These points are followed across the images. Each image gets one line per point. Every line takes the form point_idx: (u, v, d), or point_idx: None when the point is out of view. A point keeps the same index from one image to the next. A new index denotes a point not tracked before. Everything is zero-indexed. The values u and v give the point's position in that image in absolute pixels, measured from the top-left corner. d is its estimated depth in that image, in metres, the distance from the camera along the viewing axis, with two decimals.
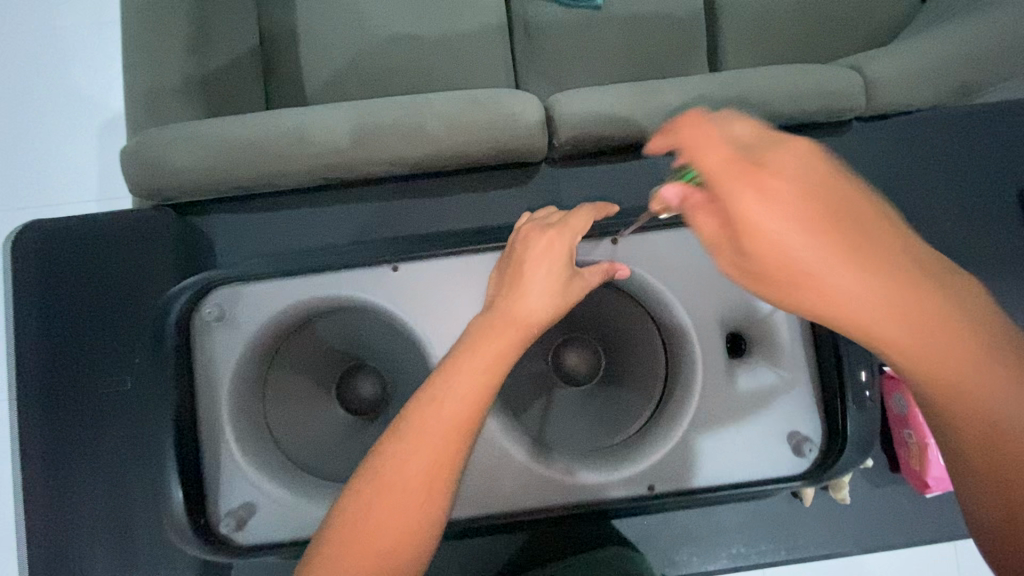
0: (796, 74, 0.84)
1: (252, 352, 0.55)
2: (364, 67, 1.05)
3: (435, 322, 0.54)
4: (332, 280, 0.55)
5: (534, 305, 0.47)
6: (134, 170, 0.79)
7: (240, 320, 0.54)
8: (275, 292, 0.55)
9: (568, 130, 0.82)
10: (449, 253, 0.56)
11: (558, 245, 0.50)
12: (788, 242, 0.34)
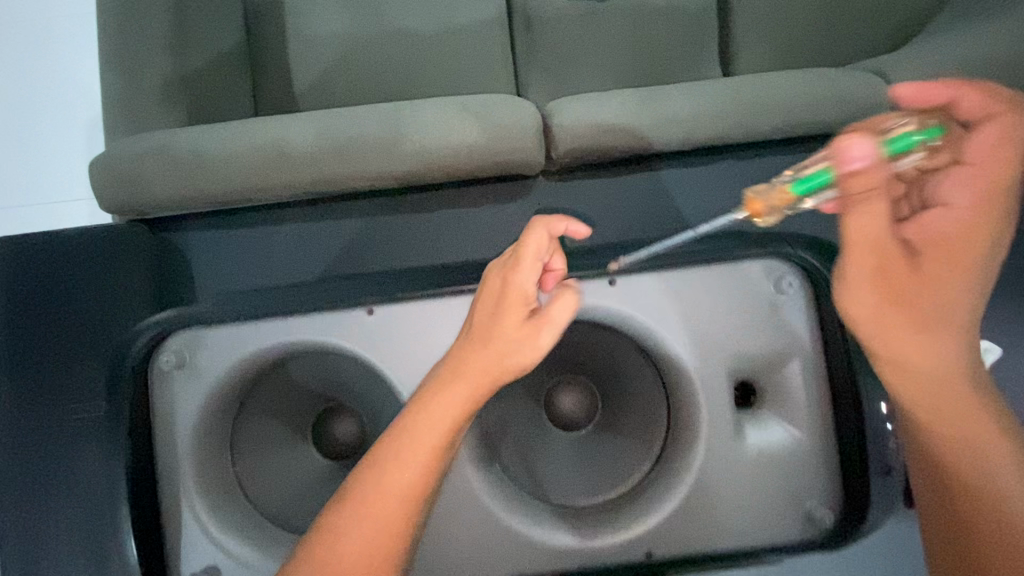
0: (816, 81, 0.77)
1: (214, 402, 0.50)
2: (354, 63, 0.99)
3: (415, 373, 0.50)
4: (302, 325, 0.50)
5: (480, 361, 0.42)
6: (106, 183, 0.74)
7: (201, 369, 0.49)
8: (239, 337, 0.50)
9: (567, 142, 0.76)
10: (432, 294, 0.51)
11: (511, 285, 0.43)
12: (962, 254, 0.42)
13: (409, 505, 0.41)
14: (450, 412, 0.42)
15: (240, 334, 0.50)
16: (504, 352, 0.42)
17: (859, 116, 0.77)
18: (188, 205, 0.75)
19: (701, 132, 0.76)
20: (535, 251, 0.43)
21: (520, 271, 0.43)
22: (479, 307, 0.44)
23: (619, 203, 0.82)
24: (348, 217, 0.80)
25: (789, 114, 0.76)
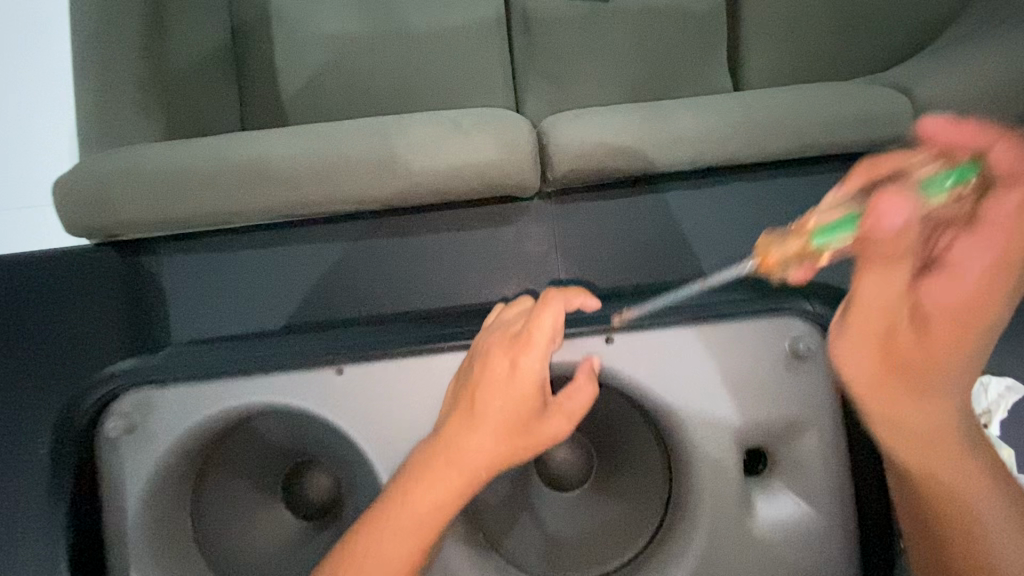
0: (835, 97, 0.71)
1: (165, 467, 0.45)
2: (342, 67, 0.93)
3: (387, 440, 0.44)
4: (263, 386, 0.44)
5: (480, 454, 0.37)
6: (69, 204, 0.69)
7: (154, 434, 0.44)
8: (194, 398, 0.45)
9: (565, 163, 0.71)
10: (407, 349, 0.45)
11: (522, 371, 0.37)
12: (952, 325, 0.35)
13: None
14: (446, 504, 0.37)
15: (195, 395, 0.45)
16: (512, 445, 0.38)
17: (881, 136, 0.71)
18: (158, 226, 0.70)
19: (710, 153, 0.70)
20: (549, 333, 0.38)
21: (533, 356, 0.37)
22: (480, 389, 0.38)
23: (619, 226, 0.76)
24: (332, 240, 0.75)
25: (805, 133, 0.70)
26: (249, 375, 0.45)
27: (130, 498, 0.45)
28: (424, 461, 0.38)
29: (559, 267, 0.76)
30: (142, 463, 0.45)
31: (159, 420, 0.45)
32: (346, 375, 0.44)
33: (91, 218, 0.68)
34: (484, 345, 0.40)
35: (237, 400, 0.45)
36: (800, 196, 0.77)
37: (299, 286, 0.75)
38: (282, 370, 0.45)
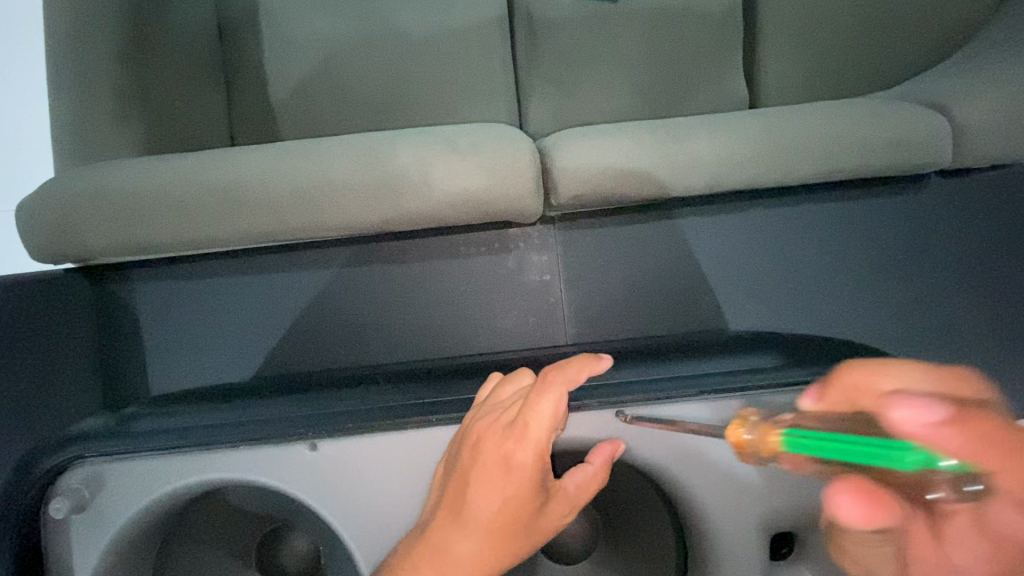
0: (866, 118, 0.66)
1: (123, 549, 0.40)
2: (333, 71, 0.87)
3: (368, 522, 0.39)
4: (228, 463, 0.40)
5: (470, 558, 0.33)
6: (32, 228, 0.63)
7: (104, 515, 0.40)
8: (151, 476, 0.40)
9: (569, 190, 0.65)
10: (392, 421, 0.40)
11: (520, 466, 0.32)
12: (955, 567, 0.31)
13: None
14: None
15: (153, 469, 0.40)
16: (508, 546, 0.33)
17: (914, 161, 0.65)
18: (130, 251, 0.65)
19: (727, 179, 0.65)
20: (548, 422, 0.33)
21: (532, 448, 0.32)
22: (471, 483, 0.33)
23: (628, 252, 0.71)
24: (319, 265, 0.70)
25: (831, 157, 0.64)
26: (212, 450, 0.40)
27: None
28: (408, 563, 0.34)
29: (562, 296, 0.71)
30: (91, 545, 0.39)
31: (110, 499, 0.40)
32: (323, 450, 0.39)
33: (54, 245, 0.62)
34: (474, 428, 0.35)
35: (200, 476, 0.40)
36: (823, 221, 0.71)
37: (284, 313, 0.70)
38: (250, 444, 0.40)
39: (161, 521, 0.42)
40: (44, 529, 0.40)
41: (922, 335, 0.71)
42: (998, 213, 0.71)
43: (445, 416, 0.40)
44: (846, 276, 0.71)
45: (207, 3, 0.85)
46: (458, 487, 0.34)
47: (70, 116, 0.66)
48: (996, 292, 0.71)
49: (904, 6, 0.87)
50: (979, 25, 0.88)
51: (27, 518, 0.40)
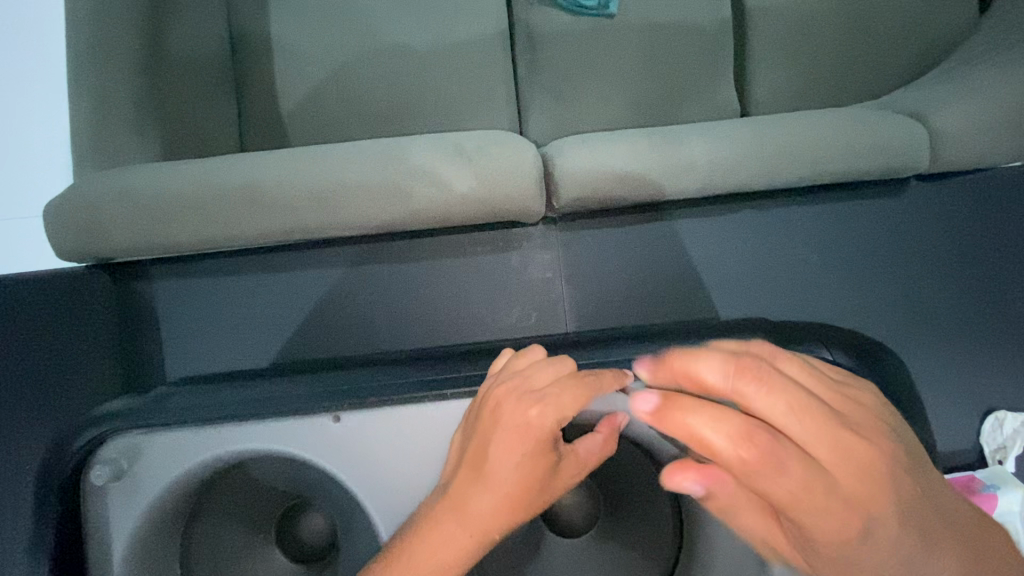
0: (846, 126, 0.70)
1: (156, 516, 0.43)
2: (344, 82, 0.91)
3: (388, 491, 0.42)
4: (258, 434, 0.42)
5: (490, 511, 0.36)
6: (62, 229, 0.66)
7: (141, 482, 0.42)
8: (186, 445, 0.43)
9: (570, 192, 0.69)
10: (410, 396, 0.43)
11: (539, 428, 0.35)
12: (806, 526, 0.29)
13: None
14: (456, 566, 0.36)
15: (187, 442, 0.43)
16: (525, 506, 0.36)
17: (895, 165, 0.69)
18: (153, 250, 0.68)
19: (719, 182, 0.69)
20: (570, 393, 0.36)
21: (552, 411, 0.36)
22: (493, 444, 0.36)
23: (625, 251, 0.75)
24: (333, 263, 0.74)
25: (815, 162, 0.69)
26: (243, 421, 0.43)
27: (115, 553, 0.42)
28: (432, 519, 0.37)
29: (564, 293, 0.74)
30: (127, 514, 0.42)
31: (146, 467, 0.43)
32: (346, 422, 0.43)
33: (82, 244, 0.65)
34: (491, 395, 0.38)
35: (230, 446, 0.42)
36: (811, 222, 0.75)
37: (296, 310, 0.73)
38: (279, 416, 0.43)
39: (192, 491, 0.45)
40: (83, 501, 0.43)
41: (906, 330, 0.75)
42: (974, 214, 0.75)
43: (460, 393, 0.43)
44: (833, 274, 0.75)
45: (222, 20, 0.90)
46: (479, 449, 0.37)
47: (97, 124, 0.70)
48: (977, 288, 0.75)
49: (881, 22, 0.93)
50: (953, 41, 0.93)
51: (69, 491, 0.43)
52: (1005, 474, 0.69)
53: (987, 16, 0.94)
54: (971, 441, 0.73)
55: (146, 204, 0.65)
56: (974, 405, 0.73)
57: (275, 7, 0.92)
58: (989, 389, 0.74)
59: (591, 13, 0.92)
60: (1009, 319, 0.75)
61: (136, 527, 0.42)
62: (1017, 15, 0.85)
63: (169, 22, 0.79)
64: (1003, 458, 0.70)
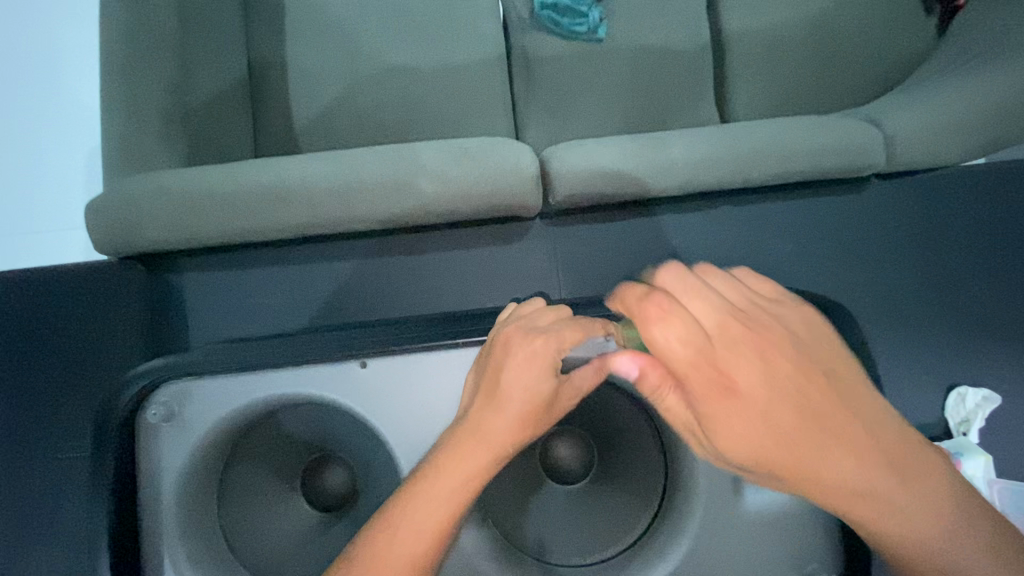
0: (809, 130, 0.78)
1: (199, 456, 0.49)
2: (355, 99, 1.00)
3: (410, 427, 0.48)
4: (291, 378, 0.48)
5: (504, 428, 0.43)
6: (101, 224, 0.72)
7: (187, 421, 0.48)
8: (227, 388, 0.49)
9: (565, 188, 0.76)
10: (424, 346, 0.50)
11: (543, 355, 0.43)
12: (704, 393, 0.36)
13: (422, 564, 0.42)
14: (477, 477, 0.42)
15: (228, 386, 0.49)
16: (535, 424, 0.43)
17: (854, 164, 0.77)
18: (182, 244, 0.74)
19: (698, 179, 0.76)
20: (571, 328, 0.44)
21: (554, 342, 0.43)
22: (505, 372, 0.43)
23: (615, 245, 0.82)
24: (346, 256, 0.80)
25: (783, 161, 0.76)
26: (276, 368, 0.49)
27: (166, 485, 0.48)
28: (456, 440, 0.43)
29: (559, 283, 0.82)
30: (179, 449, 0.48)
31: (191, 408, 0.49)
32: (371, 367, 0.49)
33: (119, 236, 0.71)
34: (502, 334, 0.45)
35: (267, 389, 0.48)
36: (783, 217, 0.82)
37: (313, 299, 0.80)
38: (308, 363, 0.49)
39: (228, 435, 0.50)
40: (138, 439, 0.49)
41: (871, 315, 0.81)
42: (932, 210, 0.82)
43: (470, 342, 0.50)
44: (804, 262, 0.82)
45: (242, 47, 0.99)
46: (493, 378, 0.44)
47: (134, 132, 0.77)
48: (938, 276, 0.82)
49: (845, 45, 1.03)
50: (912, 62, 1.04)
51: (124, 431, 0.49)
52: (968, 444, 0.74)
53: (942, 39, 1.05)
54: (937, 415, 0.79)
55: (179, 199, 0.72)
56: (938, 381, 0.80)
57: (292, 35, 1.02)
58: (952, 368, 0.80)
59: (581, 38, 1.02)
60: (970, 304, 0.81)
61: (187, 461, 0.49)
62: (965, 39, 0.96)
63: (196, 46, 0.87)
64: (967, 429, 0.76)
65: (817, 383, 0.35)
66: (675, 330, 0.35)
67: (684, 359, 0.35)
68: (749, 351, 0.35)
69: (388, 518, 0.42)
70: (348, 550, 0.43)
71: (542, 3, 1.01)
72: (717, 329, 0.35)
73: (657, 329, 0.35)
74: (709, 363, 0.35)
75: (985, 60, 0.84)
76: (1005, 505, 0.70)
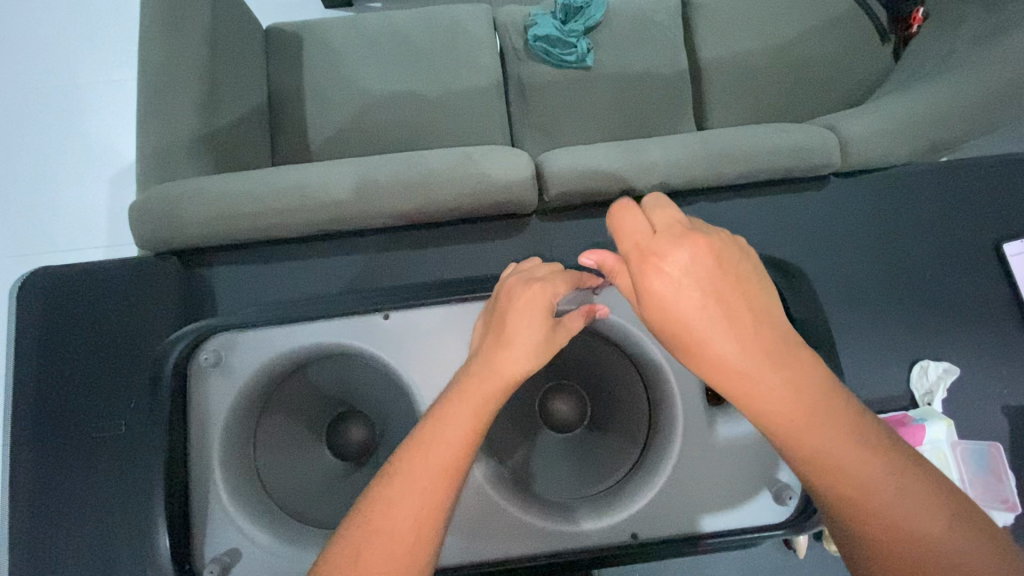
0: (774, 134, 0.87)
1: (244, 399, 0.58)
2: (367, 119, 1.11)
3: (421, 368, 0.60)
4: (327, 328, 0.60)
5: (514, 359, 0.48)
6: (139, 221, 0.78)
7: (236, 366, 0.59)
8: (274, 338, 0.60)
9: (557, 186, 0.85)
10: (436, 302, 0.62)
11: (542, 297, 0.51)
12: (661, 288, 0.37)
13: (448, 481, 0.45)
14: (491, 401, 0.47)
15: (275, 336, 0.60)
16: (540, 356, 0.50)
17: (815, 163, 0.86)
18: (211, 242, 0.81)
19: (676, 176, 0.85)
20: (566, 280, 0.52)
21: (550, 286, 0.51)
22: (510, 313, 0.51)
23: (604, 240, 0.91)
24: (362, 251, 0.88)
25: (752, 160, 0.85)
26: (313, 320, 0.60)
27: (215, 422, 0.57)
28: (473, 373, 0.49)
29: None
30: (227, 391, 0.58)
31: (240, 356, 0.59)
32: (392, 318, 0.61)
33: (158, 231, 0.77)
34: (505, 284, 0.54)
35: (305, 337, 0.60)
36: (755, 213, 0.91)
37: (331, 288, 0.87)
38: (340, 316, 0.61)
39: (269, 381, 0.60)
40: (191, 385, 0.58)
41: (843, 300, 0.86)
42: (894, 204, 0.90)
43: (467, 300, 0.62)
44: (773, 251, 0.89)
45: (264, 76, 1.10)
46: (499, 319, 0.51)
47: (170, 146, 0.86)
48: (899, 261, 0.88)
49: (812, 65, 1.14)
50: (875, 79, 1.14)
51: (178, 379, 0.58)
52: (932, 414, 0.77)
53: (899, 59, 1.14)
54: (902, 388, 0.83)
55: (212, 200, 0.78)
56: (903, 356, 0.84)
57: (308, 65, 1.13)
58: (917, 345, 0.84)
59: (570, 64, 1.13)
60: (935, 287, 0.86)
61: (233, 402, 0.58)
62: (918, 60, 1.05)
63: (225, 72, 0.97)
64: (931, 400, 0.80)
65: (754, 304, 0.38)
66: (634, 226, 0.39)
67: (636, 254, 0.38)
68: (698, 258, 0.37)
69: (413, 444, 0.46)
70: (376, 482, 0.46)
71: (536, 35, 1.12)
72: (676, 232, 0.38)
73: (621, 225, 0.39)
74: (655, 259, 0.37)
75: (931, 74, 0.94)
76: (965, 466, 0.74)
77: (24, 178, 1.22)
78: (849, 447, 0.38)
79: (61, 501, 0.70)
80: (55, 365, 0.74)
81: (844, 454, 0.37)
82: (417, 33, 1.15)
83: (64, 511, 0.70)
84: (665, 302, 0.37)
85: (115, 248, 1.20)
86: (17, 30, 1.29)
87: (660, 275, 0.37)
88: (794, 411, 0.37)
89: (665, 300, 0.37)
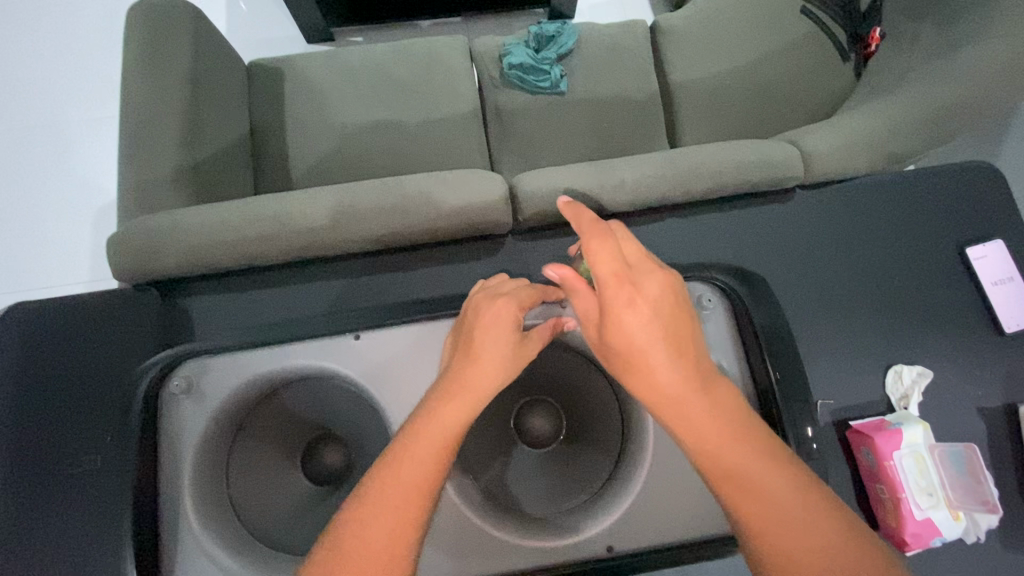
0: (740, 149, 0.90)
1: (217, 424, 0.58)
2: (347, 148, 1.13)
3: (393, 387, 0.60)
4: (297, 351, 0.61)
5: (483, 373, 0.49)
6: (119, 254, 0.79)
7: (207, 392, 0.59)
8: (245, 362, 0.60)
9: (531, 207, 0.87)
10: (409, 321, 0.63)
11: (507, 311, 0.52)
12: (631, 316, 0.42)
13: (421, 501, 0.45)
14: (463, 418, 0.47)
15: (246, 360, 0.60)
16: (511, 366, 0.51)
17: (780, 176, 0.88)
18: (190, 272, 0.81)
19: (645, 195, 0.87)
20: (531, 294, 0.56)
21: (515, 301, 0.54)
22: (478, 330, 0.52)
23: None
24: (340, 275, 0.89)
25: (721, 175, 0.87)
26: (286, 343, 0.61)
27: (186, 450, 0.57)
28: (444, 391, 0.49)
29: None
30: (199, 417, 0.58)
31: (211, 381, 0.59)
32: (363, 339, 0.61)
33: (138, 263, 0.78)
34: (474, 300, 0.56)
35: (278, 361, 0.60)
36: (727, 227, 0.93)
37: (311, 313, 0.87)
38: (314, 338, 0.62)
39: (242, 405, 0.60)
40: (162, 411, 0.58)
41: (817, 310, 0.87)
42: (862, 213, 0.91)
43: (439, 318, 0.63)
44: (746, 263, 0.91)
45: (246, 110, 1.12)
46: (469, 336, 0.52)
47: (151, 179, 0.87)
48: (868, 269, 0.89)
49: (780, 82, 1.17)
50: (842, 93, 1.16)
51: (149, 405, 0.58)
52: (910, 418, 0.76)
53: (862, 76, 1.15)
54: (878, 393, 0.83)
55: (188, 231, 0.78)
56: (879, 362, 0.84)
57: (290, 98, 1.16)
58: (890, 351, 0.85)
59: (545, 90, 1.17)
60: (905, 294, 0.88)
61: (206, 428, 0.58)
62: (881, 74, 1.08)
63: (209, 106, 0.99)
64: (907, 404, 0.80)
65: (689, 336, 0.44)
66: (608, 254, 0.43)
67: (609, 283, 0.42)
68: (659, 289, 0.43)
69: (387, 460, 0.46)
70: (347, 503, 0.45)
71: (511, 64, 1.16)
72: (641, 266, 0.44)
73: (596, 251, 0.42)
74: (631, 290, 0.42)
75: (891, 88, 0.98)
76: (941, 468, 0.73)
77: (7, 217, 1.22)
78: (772, 472, 0.42)
79: (30, 536, 0.69)
80: (28, 397, 0.74)
81: (765, 478, 0.42)
82: (395, 65, 1.18)
83: (33, 546, 0.69)
84: (632, 332, 0.42)
85: (97, 283, 1.20)
86: (4, 74, 1.31)
87: (630, 305, 0.42)
88: (719, 434, 0.42)
89: (633, 327, 0.42)
